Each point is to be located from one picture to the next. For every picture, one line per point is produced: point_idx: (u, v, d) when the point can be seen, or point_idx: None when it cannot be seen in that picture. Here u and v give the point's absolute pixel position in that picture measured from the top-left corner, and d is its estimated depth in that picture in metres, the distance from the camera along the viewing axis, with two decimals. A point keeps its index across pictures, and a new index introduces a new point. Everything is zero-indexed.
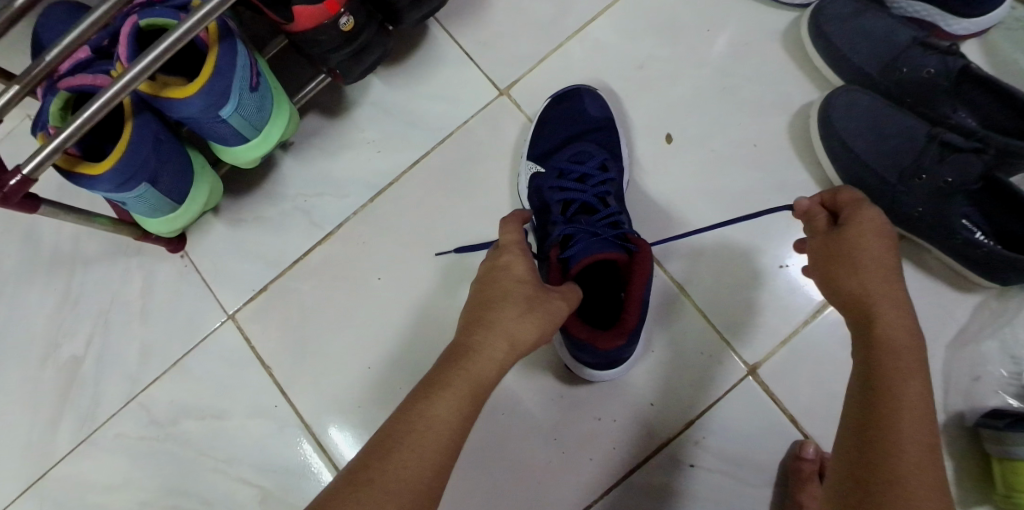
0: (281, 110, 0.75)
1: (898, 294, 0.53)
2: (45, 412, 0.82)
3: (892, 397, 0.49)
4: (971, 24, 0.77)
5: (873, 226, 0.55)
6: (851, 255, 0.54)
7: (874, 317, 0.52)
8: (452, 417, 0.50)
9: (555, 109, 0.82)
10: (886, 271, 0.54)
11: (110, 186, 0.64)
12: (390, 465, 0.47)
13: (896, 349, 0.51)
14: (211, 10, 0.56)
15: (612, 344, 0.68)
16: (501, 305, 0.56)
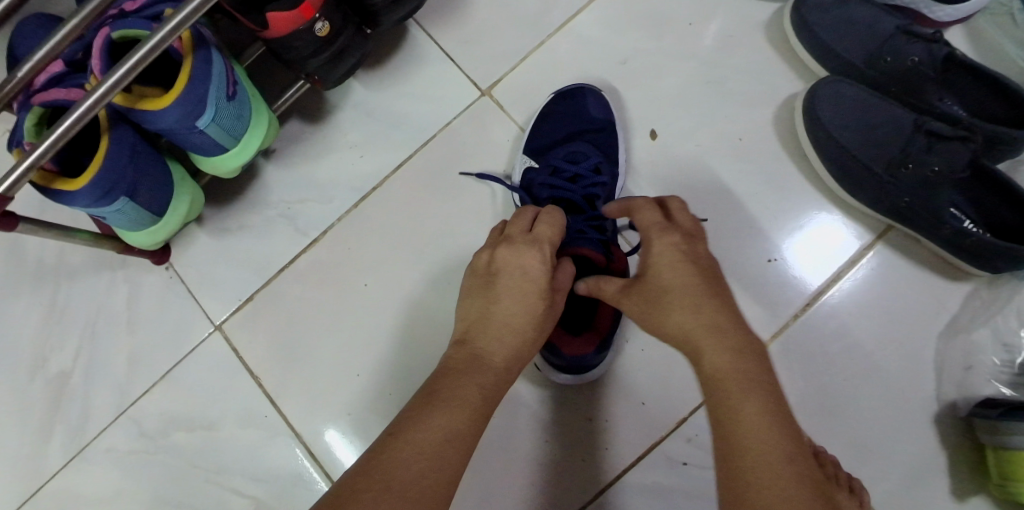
0: (260, 117, 0.74)
1: (696, 326, 0.53)
2: (35, 428, 0.82)
3: (732, 435, 0.48)
4: (956, 10, 0.76)
5: (669, 260, 0.56)
6: (654, 295, 0.56)
7: (700, 355, 0.52)
8: (469, 428, 0.52)
9: (556, 106, 0.81)
10: (693, 300, 0.54)
11: (88, 201, 0.63)
12: (408, 470, 0.48)
13: (725, 376, 0.50)
14: (184, 19, 0.55)
15: (582, 352, 0.70)
16: (516, 318, 0.59)
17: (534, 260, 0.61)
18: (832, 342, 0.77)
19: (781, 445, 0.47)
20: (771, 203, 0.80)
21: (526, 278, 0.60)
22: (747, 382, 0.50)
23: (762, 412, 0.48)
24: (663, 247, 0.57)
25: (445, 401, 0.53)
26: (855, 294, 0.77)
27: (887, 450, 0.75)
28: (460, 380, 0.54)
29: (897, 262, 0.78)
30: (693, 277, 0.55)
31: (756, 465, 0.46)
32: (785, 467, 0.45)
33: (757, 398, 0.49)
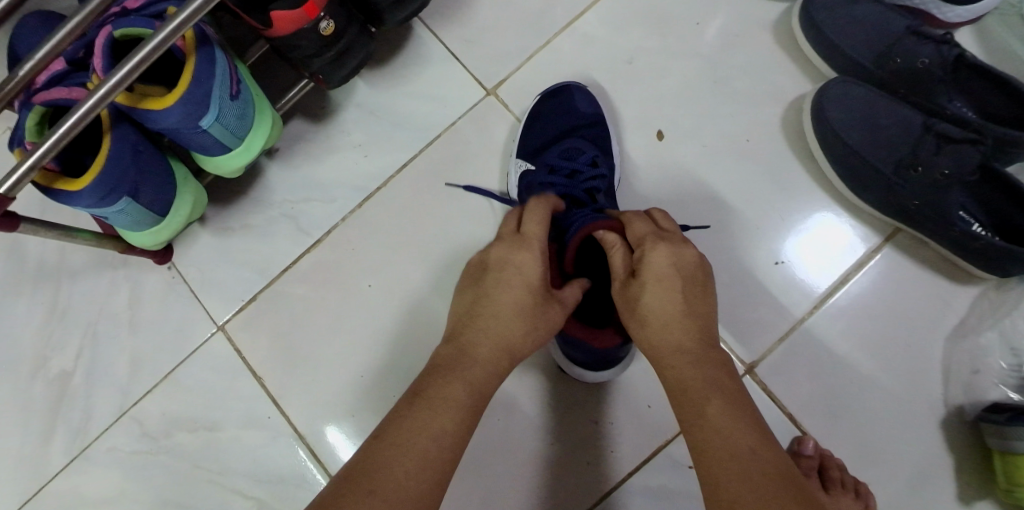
0: (263, 116, 0.73)
1: (664, 339, 0.56)
2: (36, 428, 0.81)
3: (698, 441, 0.51)
4: (965, 10, 0.75)
5: (656, 273, 0.58)
6: (635, 306, 0.59)
7: (665, 369, 0.56)
8: (453, 427, 0.52)
9: (545, 104, 0.81)
10: (666, 315, 0.57)
11: (90, 201, 0.62)
12: (393, 473, 0.48)
13: (685, 383, 0.54)
14: (186, 18, 0.55)
15: (610, 343, 0.66)
16: (505, 313, 0.58)
17: (526, 259, 0.60)
18: (837, 345, 0.76)
19: (746, 445, 0.49)
20: (777, 205, 0.79)
21: (517, 276, 0.60)
22: (709, 388, 0.53)
23: (724, 415, 0.51)
24: (653, 258, 0.59)
25: (434, 401, 0.53)
26: (863, 297, 0.77)
27: (893, 454, 0.74)
28: (448, 379, 0.55)
29: (904, 265, 0.77)
30: (671, 290, 0.58)
31: (723, 466, 0.49)
32: (749, 463, 0.48)
33: (719, 402, 0.52)
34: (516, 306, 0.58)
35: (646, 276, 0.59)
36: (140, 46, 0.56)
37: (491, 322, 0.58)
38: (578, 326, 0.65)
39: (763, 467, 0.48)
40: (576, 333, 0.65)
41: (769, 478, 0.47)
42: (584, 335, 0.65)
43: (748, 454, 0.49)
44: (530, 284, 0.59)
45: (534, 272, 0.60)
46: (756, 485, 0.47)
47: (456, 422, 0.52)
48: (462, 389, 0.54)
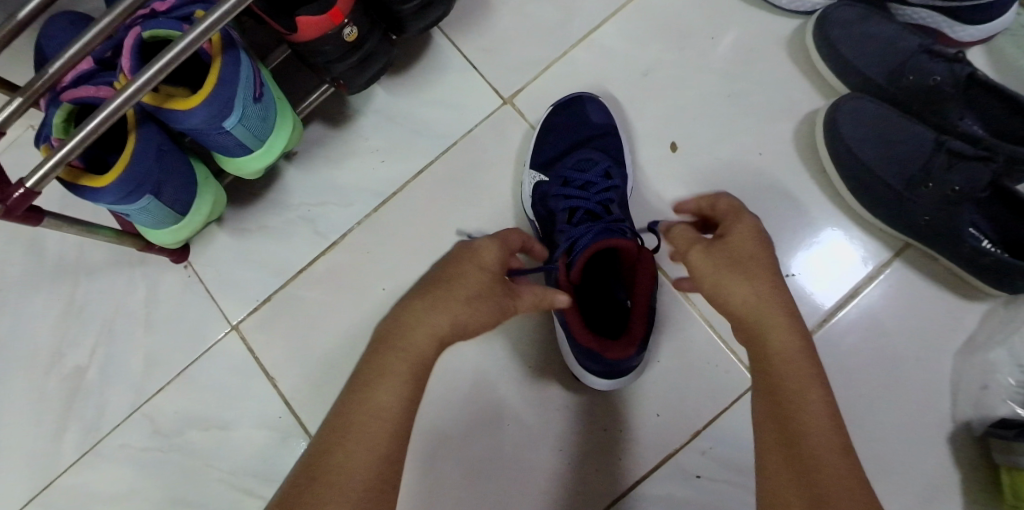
0: (284, 120, 0.75)
1: (768, 303, 0.58)
2: (49, 423, 0.82)
3: (790, 416, 0.53)
4: (977, 31, 0.77)
5: (749, 239, 0.61)
6: (726, 258, 0.60)
7: (767, 334, 0.57)
8: (391, 404, 0.54)
9: (559, 116, 0.82)
10: (756, 278, 0.58)
11: (114, 198, 0.63)
12: (334, 457, 0.51)
13: (789, 356, 0.56)
14: (216, 21, 0.56)
15: (624, 354, 0.67)
16: (452, 293, 0.59)
17: (488, 245, 0.63)
18: (846, 358, 0.77)
19: (838, 439, 0.52)
20: (789, 218, 0.80)
21: (474, 258, 0.62)
22: (810, 374, 0.55)
23: (822, 403, 0.54)
24: (744, 225, 0.63)
25: (377, 377, 0.55)
26: (873, 312, 0.77)
27: (901, 468, 0.75)
28: (388, 358, 0.56)
29: (914, 281, 0.78)
30: (763, 255, 0.60)
31: (813, 452, 0.51)
32: (837, 460, 0.51)
33: (820, 391, 0.54)
34: (463, 286, 0.60)
35: (737, 236, 0.62)
36: (169, 48, 0.57)
37: (441, 295, 0.59)
38: (590, 337, 0.66)
39: (848, 467, 0.51)
40: (589, 344, 0.67)
41: (851, 475, 0.50)
42: (597, 347, 0.67)
43: (836, 450, 0.52)
44: (486, 267, 0.61)
45: (494, 258, 0.63)
46: (842, 481, 0.50)
47: (394, 399, 0.54)
48: (404, 363, 0.56)
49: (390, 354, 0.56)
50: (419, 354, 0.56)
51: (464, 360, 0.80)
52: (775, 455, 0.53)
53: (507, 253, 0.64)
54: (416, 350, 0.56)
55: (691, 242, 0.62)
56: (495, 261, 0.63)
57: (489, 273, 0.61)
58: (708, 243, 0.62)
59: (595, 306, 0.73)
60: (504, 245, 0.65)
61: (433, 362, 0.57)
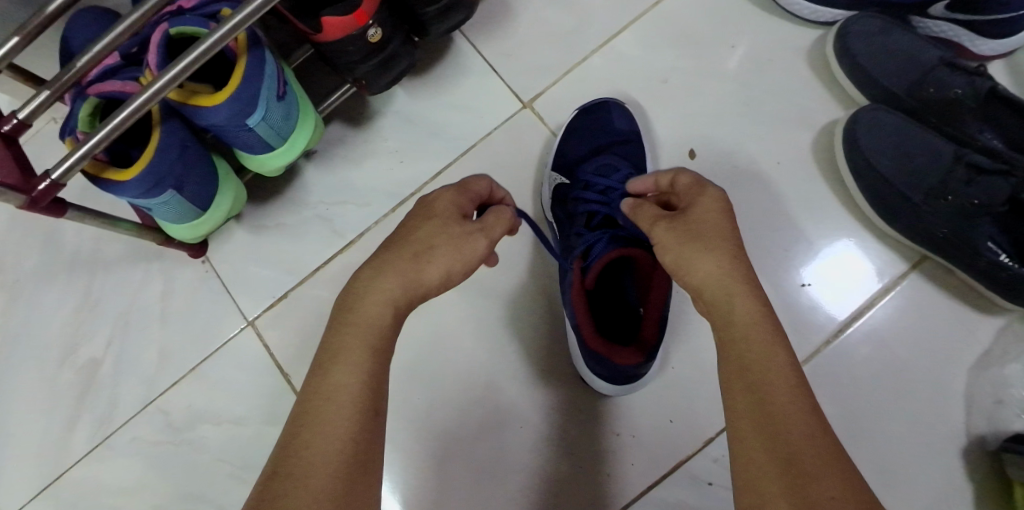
0: (307, 119, 0.75)
1: (734, 271, 0.54)
2: (63, 413, 0.83)
3: (758, 383, 0.49)
4: (998, 44, 0.77)
5: (713, 208, 0.57)
6: (690, 233, 0.56)
7: (734, 300, 0.53)
8: (351, 378, 0.51)
9: (583, 120, 0.82)
10: (720, 249, 0.55)
11: (136, 192, 0.64)
12: (299, 443, 0.49)
13: (753, 323, 0.52)
14: (244, 19, 0.57)
15: (630, 361, 0.67)
16: (400, 252, 0.57)
17: (443, 195, 0.60)
18: (860, 369, 0.77)
19: (807, 404, 0.48)
20: (805, 228, 0.80)
21: (426, 211, 0.60)
22: (776, 337, 0.51)
23: (789, 368, 0.50)
24: (710, 196, 0.58)
25: (332, 357, 0.53)
26: (888, 323, 0.77)
27: (913, 481, 0.74)
28: (345, 331, 0.54)
29: (930, 293, 0.77)
30: (730, 227, 0.56)
31: (786, 419, 0.47)
32: (809, 426, 0.47)
33: (786, 353, 0.50)
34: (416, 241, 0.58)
35: (702, 209, 0.57)
36: (196, 44, 0.58)
37: (391, 258, 0.57)
38: (599, 342, 0.67)
39: (820, 434, 0.47)
40: (597, 349, 0.67)
41: (824, 441, 0.47)
42: (605, 352, 0.67)
43: (807, 416, 0.48)
44: (436, 218, 0.59)
45: (448, 206, 0.60)
46: (817, 449, 0.46)
47: (352, 372, 0.52)
48: (359, 337, 0.53)
49: (342, 331, 0.54)
50: (373, 324, 0.54)
51: (478, 361, 0.80)
52: (746, 425, 0.49)
53: (465, 199, 0.61)
54: (370, 320, 0.54)
55: (656, 219, 0.59)
56: (449, 208, 0.59)
57: (441, 222, 0.58)
58: (671, 220, 0.58)
59: (608, 312, 0.73)
60: (461, 190, 0.61)
61: (392, 329, 0.55)
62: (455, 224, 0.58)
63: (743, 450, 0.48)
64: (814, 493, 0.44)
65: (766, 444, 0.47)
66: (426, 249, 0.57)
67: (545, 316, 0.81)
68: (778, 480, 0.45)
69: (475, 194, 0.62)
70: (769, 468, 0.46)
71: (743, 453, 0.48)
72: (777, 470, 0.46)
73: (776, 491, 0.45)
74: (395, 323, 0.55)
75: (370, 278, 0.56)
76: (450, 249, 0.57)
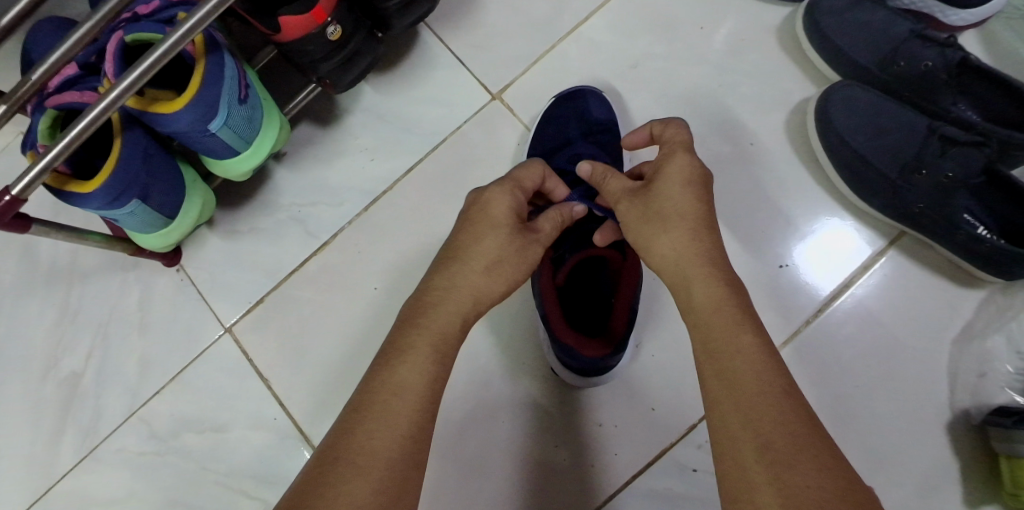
0: (271, 120, 0.74)
1: (692, 249, 0.54)
2: (45, 428, 0.82)
3: (726, 368, 0.49)
4: (970, 14, 0.76)
5: (680, 178, 0.57)
6: (656, 211, 0.56)
7: (693, 284, 0.53)
8: (418, 379, 0.51)
9: (561, 107, 0.81)
10: (680, 225, 0.55)
11: (101, 203, 0.63)
12: (357, 438, 0.48)
13: (718, 307, 0.51)
14: (198, 23, 0.55)
15: (598, 353, 0.67)
16: (468, 259, 0.57)
17: (499, 194, 0.60)
18: (843, 348, 0.76)
19: (777, 382, 0.48)
20: (782, 210, 0.79)
21: (484, 215, 0.59)
22: (741, 320, 0.51)
23: (756, 347, 0.49)
24: (677, 163, 0.58)
25: (399, 356, 0.52)
26: (869, 301, 0.77)
27: (900, 458, 0.74)
28: (413, 332, 0.54)
29: (909, 269, 0.77)
30: (695, 198, 0.56)
31: (756, 399, 0.47)
32: (779, 406, 0.46)
33: (750, 332, 0.50)
34: (485, 247, 0.57)
35: (667, 181, 0.57)
36: (151, 50, 0.56)
37: (458, 268, 0.57)
38: (567, 332, 0.66)
39: (793, 413, 0.46)
40: (565, 339, 0.66)
41: (799, 420, 0.46)
42: (573, 343, 0.66)
43: (777, 396, 0.47)
44: (495, 224, 0.59)
45: (506, 209, 0.59)
46: (789, 428, 0.45)
47: (421, 374, 0.52)
48: (428, 339, 0.53)
49: (414, 332, 0.54)
50: (444, 331, 0.54)
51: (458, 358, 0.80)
52: (718, 413, 0.48)
53: (521, 197, 0.61)
54: (440, 327, 0.54)
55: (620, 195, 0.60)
56: (508, 212, 0.59)
57: (504, 230, 0.58)
58: (635, 193, 0.59)
59: (580, 303, 0.72)
60: (514, 188, 0.61)
61: (460, 338, 0.55)
62: (518, 233, 0.59)
63: (720, 437, 0.47)
64: (788, 475, 0.43)
65: (740, 429, 0.46)
66: (496, 262, 0.57)
67: (524, 309, 0.80)
68: (753, 464, 0.45)
69: (524, 186, 0.62)
70: (745, 453, 0.45)
71: (719, 439, 0.47)
72: (752, 453, 0.45)
73: (754, 476, 0.44)
74: (462, 334, 0.56)
75: (445, 287, 0.56)
76: (515, 262, 0.58)
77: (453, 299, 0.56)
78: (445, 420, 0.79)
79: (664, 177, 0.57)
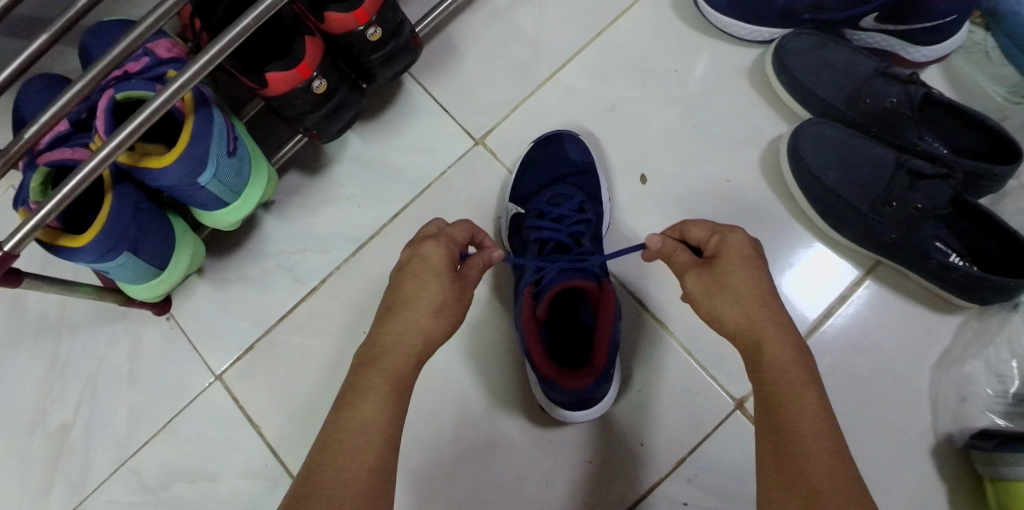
0: (259, 172, 0.76)
1: (761, 318, 0.56)
2: (34, 482, 0.82)
3: (787, 424, 0.50)
4: (930, 51, 0.80)
5: (741, 253, 0.59)
6: (724, 287, 0.57)
7: (763, 347, 0.55)
8: (378, 417, 0.52)
9: (539, 152, 0.84)
10: (749, 301, 0.57)
11: (92, 256, 0.64)
12: (325, 476, 0.48)
13: (786, 367, 0.53)
14: (187, 80, 0.56)
15: (582, 384, 0.68)
16: (413, 304, 0.59)
17: (432, 246, 0.61)
18: (826, 378, 0.78)
19: (835, 442, 0.49)
20: (759, 243, 0.81)
21: (422, 265, 0.61)
22: (805, 381, 0.52)
23: (818, 407, 0.51)
24: (734, 241, 0.60)
25: (356, 398, 0.53)
26: (849, 331, 0.79)
27: (886, 486, 0.75)
28: (368, 374, 0.55)
29: (887, 298, 0.79)
30: (756, 275, 0.58)
31: (812, 456, 0.48)
32: (835, 466, 0.48)
33: (815, 392, 0.52)
34: (427, 292, 0.59)
35: (731, 258, 0.59)
36: (142, 108, 0.57)
37: (404, 314, 0.58)
38: (550, 366, 0.67)
39: (847, 474, 0.48)
40: (547, 372, 0.68)
41: (849, 482, 0.47)
42: (555, 375, 0.68)
43: (835, 456, 0.48)
44: (429, 270, 0.60)
45: (441, 256, 0.61)
46: (843, 488, 0.46)
47: (380, 412, 0.52)
48: (383, 379, 0.54)
49: (370, 374, 0.55)
50: (398, 371, 0.55)
51: (448, 400, 0.81)
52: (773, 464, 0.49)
53: (454, 247, 0.63)
54: (393, 368, 0.55)
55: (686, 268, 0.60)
56: (442, 257, 0.61)
57: (442, 274, 0.60)
58: (700, 269, 0.59)
59: (563, 339, 0.74)
60: (446, 240, 0.63)
61: (411, 378, 0.56)
62: (454, 277, 0.61)
63: (774, 484, 0.49)
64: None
65: (797, 478, 0.48)
66: (437, 304, 0.59)
67: (511, 348, 0.81)
68: None
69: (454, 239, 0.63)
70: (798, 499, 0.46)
71: (775, 485, 0.48)
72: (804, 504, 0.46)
73: None
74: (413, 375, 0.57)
75: (394, 331, 0.57)
76: (455, 305, 0.60)
77: (402, 342, 0.57)
78: (436, 462, 0.79)
79: (725, 254, 0.59)
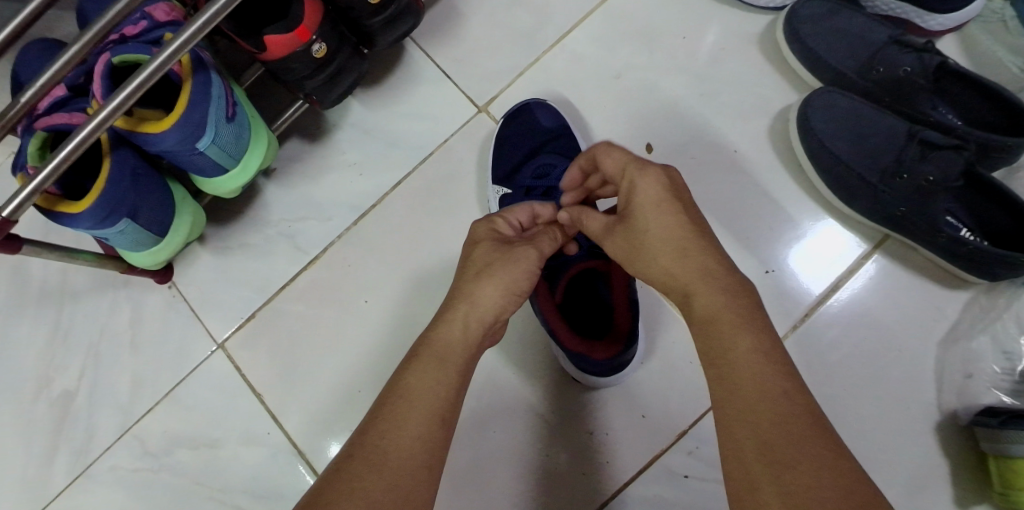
0: (260, 138, 0.75)
1: (683, 272, 0.54)
2: (39, 447, 0.82)
3: (728, 380, 0.49)
4: (947, 19, 0.78)
5: (651, 198, 0.55)
6: (641, 243, 0.56)
7: (693, 300, 0.53)
8: (425, 385, 0.52)
9: (511, 126, 0.82)
10: (670, 252, 0.54)
11: (90, 223, 0.63)
12: (369, 438, 0.50)
13: (718, 318, 0.51)
14: (184, 43, 0.55)
15: (612, 351, 0.68)
16: (465, 275, 0.59)
17: (483, 228, 0.63)
18: (831, 351, 0.77)
19: (780, 382, 0.48)
20: (766, 216, 0.80)
21: (473, 243, 0.62)
22: (739, 323, 0.50)
23: (756, 350, 0.49)
24: (644, 186, 0.56)
25: (407, 367, 0.54)
26: (854, 305, 0.78)
27: (889, 461, 0.75)
28: (421, 343, 0.56)
29: (895, 272, 0.78)
30: (678, 222, 0.55)
31: (760, 405, 0.47)
32: (783, 409, 0.47)
33: (750, 333, 0.50)
34: (479, 262, 0.59)
35: (642, 205, 0.56)
36: (138, 71, 0.56)
37: (460, 284, 0.59)
38: (574, 339, 0.68)
39: (791, 420, 0.46)
40: (575, 347, 0.68)
41: (800, 428, 0.46)
42: (585, 350, 0.68)
43: (779, 401, 0.47)
44: (486, 240, 0.61)
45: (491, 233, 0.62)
46: (793, 434, 0.45)
47: (429, 382, 0.53)
48: (435, 348, 0.55)
49: (420, 343, 0.56)
50: (447, 341, 0.55)
51: None
52: (725, 419, 0.48)
53: (500, 224, 0.63)
54: (445, 338, 0.55)
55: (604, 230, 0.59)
56: (491, 235, 0.62)
57: (492, 247, 0.60)
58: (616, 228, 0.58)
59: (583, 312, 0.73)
60: (496, 220, 0.64)
61: (466, 347, 0.56)
62: (504, 248, 0.60)
63: (725, 443, 0.48)
64: (790, 478, 0.44)
65: (745, 440, 0.46)
66: (487, 269, 0.58)
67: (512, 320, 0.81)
68: (759, 470, 0.45)
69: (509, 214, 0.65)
70: (748, 460, 0.46)
71: (726, 442, 0.48)
72: (758, 461, 0.45)
73: (759, 489, 0.44)
74: (468, 340, 0.56)
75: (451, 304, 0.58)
76: (506, 267, 0.58)
77: (456, 311, 0.57)
78: None
79: (638, 206, 0.56)
